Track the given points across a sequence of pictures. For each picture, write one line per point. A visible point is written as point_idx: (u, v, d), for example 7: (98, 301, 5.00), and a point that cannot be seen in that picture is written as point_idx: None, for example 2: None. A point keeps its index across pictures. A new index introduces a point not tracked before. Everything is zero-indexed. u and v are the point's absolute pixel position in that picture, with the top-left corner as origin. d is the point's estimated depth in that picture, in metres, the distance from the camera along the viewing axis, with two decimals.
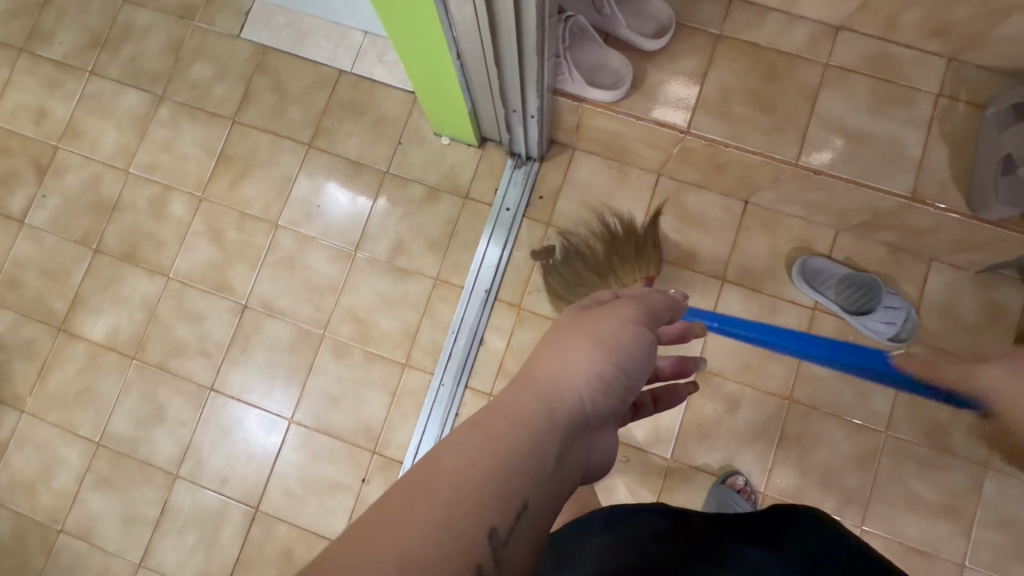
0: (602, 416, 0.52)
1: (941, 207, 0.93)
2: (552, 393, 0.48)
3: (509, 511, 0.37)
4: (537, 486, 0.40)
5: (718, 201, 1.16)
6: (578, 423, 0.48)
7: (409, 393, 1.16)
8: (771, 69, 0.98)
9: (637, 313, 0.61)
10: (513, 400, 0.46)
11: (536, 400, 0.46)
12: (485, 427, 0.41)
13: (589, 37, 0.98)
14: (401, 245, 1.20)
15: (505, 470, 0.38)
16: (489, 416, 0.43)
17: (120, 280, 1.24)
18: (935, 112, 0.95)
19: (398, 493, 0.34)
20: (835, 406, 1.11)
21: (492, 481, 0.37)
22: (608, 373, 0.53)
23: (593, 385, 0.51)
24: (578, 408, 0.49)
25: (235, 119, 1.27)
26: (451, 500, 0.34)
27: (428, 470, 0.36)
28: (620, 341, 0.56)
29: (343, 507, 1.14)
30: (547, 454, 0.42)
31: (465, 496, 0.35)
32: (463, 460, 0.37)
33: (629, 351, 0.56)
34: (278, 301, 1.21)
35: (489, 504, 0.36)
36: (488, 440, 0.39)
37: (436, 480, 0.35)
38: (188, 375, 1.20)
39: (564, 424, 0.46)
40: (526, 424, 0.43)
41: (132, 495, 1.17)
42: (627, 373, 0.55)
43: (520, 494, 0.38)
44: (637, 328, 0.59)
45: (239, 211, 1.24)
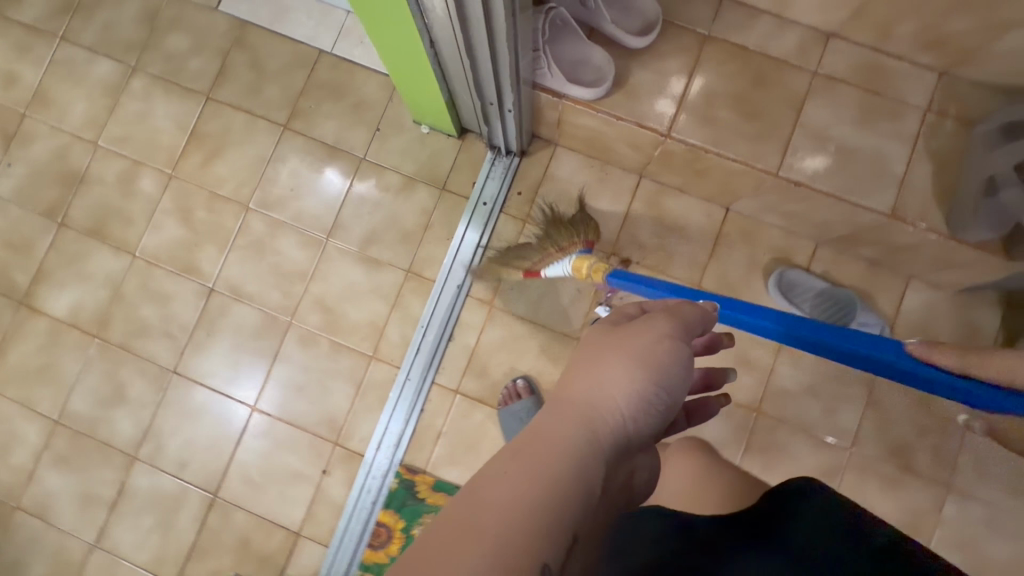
0: (648, 436, 0.49)
1: (920, 226, 0.91)
2: (592, 418, 0.45)
3: (558, 548, 0.36)
4: (584, 519, 0.39)
5: (699, 206, 1.14)
6: (621, 447, 0.45)
7: (375, 385, 1.15)
8: (758, 75, 0.95)
9: (679, 321, 0.55)
10: (551, 429, 0.43)
11: (576, 427, 0.44)
12: (526, 456, 0.40)
13: (571, 31, 0.95)
14: (374, 234, 1.18)
15: (549, 505, 0.37)
16: (525, 446, 0.41)
17: (85, 255, 1.21)
18: (922, 128, 0.92)
19: (442, 536, 0.34)
20: (801, 420, 1.10)
21: (535, 520, 0.36)
22: (652, 393, 0.49)
23: (637, 406, 0.48)
24: (622, 432, 0.46)
25: (209, 95, 1.23)
26: (494, 544, 0.34)
27: (468, 511, 0.36)
28: (664, 357, 0.51)
29: (302, 497, 1.13)
30: (593, 486, 0.40)
31: (511, 535, 0.34)
32: (505, 499, 0.36)
33: (675, 368, 0.51)
34: (246, 286, 1.18)
35: (537, 542, 0.35)
36: (528, 475, 0.38)
37: (478, 521, 0.35)
38: (150, 357, 1.17)
39: (607, 451, 0.44)
40: (568, 455, 0.41)
41: (91, 474, 1.15)
42: (673, 391, 0.50)
43: (568, 529, 0.37)
44: (681, 340, 0.53)
45: (210, 191, 1.21)
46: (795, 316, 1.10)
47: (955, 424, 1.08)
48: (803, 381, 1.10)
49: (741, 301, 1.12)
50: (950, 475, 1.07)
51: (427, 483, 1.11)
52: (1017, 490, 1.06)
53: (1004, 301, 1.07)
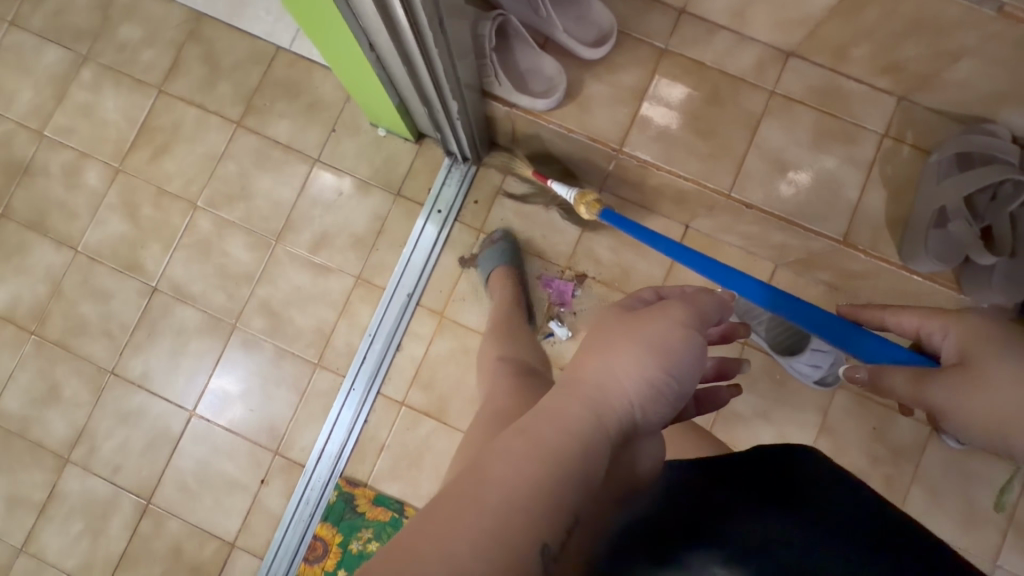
0: (658, 426, 0.47)
1: (871, 255, 0.90)
2: (601, 403, 0.42)
3: (559, 525, 0.35)
4: (587, 498, 0.38)
5: (658, 222, 1.11)
6: (625, 436, 0.43)
7: (318, 394, 1.11)
8: (714, 92, 0.92)
9: (693, 312, 0.51)
10: (559, 407, 0.41)
11: (583, 409, 0.41)
12: (532, 433, 0.38)
13: (522, 39, 0.92)
14: (325, 238, 1.15)
15: (553, 483, 0.35)
16: (534, 424, 0.39)
17: (24, 249, 1.17)
18: (877, 153, 0.90)
19: (445, 505, 0.33)
20: (752, 445, 1.08)
21: (539, 495, 0.34)
22: (665, 382, 0.45)
23: (647, 393, 0.44)
24: (629, 420, 0.43)
25: (162, 88, 1.20)
26: (500, 514, 0.33)
27: (474, 481, 0.34)
28: (679, 345, 0.47)
29: (239, 506, 1.09)
30: (599, 468, 0.39)
31: (516, 511, 0.33)
32: (512, 471, 0.35)
33: (689, 358, 0.47)
34: (190, 286, 1.14)
35: (539, 518, 0.34)
36: (536, 450, 0.37)
37: (484, 491, 0.34)
38: (87, 356, 1.14)
39: (614, 438, 0.42)
40: (577, 434, 0.39)
41: (20, 476, 1.11)
42: (686, 381, 0.47)
43: (570, 507, 0.36)
44: (693, 330, 0.49)
45: (157, 187, 1.17)
46: (750, 339, 1.08)
47: (907, 455, 1.06)
48: (756, 406, 1.08)
49: None
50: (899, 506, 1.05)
51: (367, 496, 1.08)
52: (967, 524, 1.04)
53: None
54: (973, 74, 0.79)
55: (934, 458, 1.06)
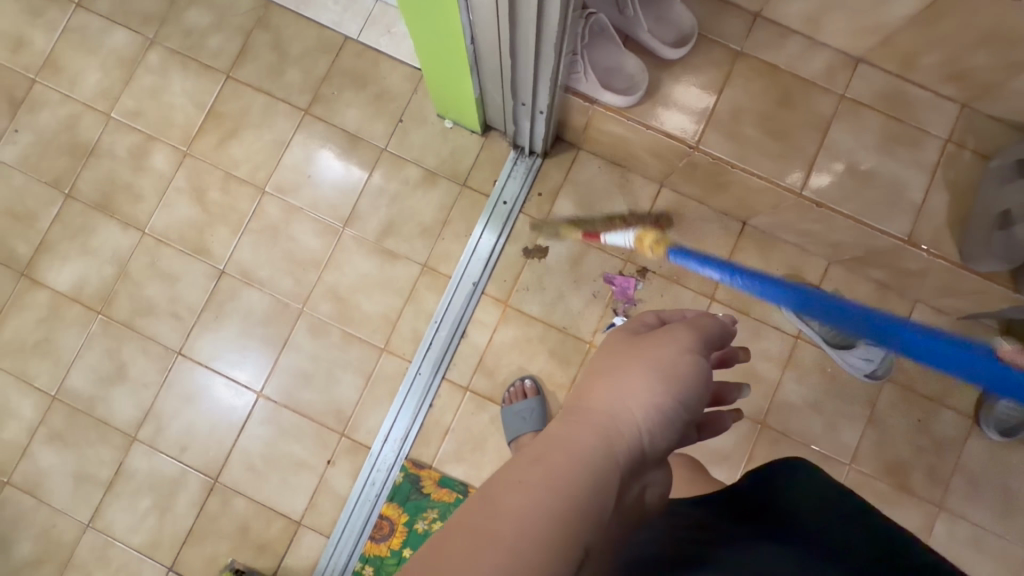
0: (663, 455, 0.46)
1: (932, 253, 0.94)
2: (611, 432, 0.42)
3: (571, 561, 0.34)
4: (598, 533, 0.37)
5: (716, 219, 1.15)
6: (635, 468, 0.43)
7: (384, 378, 1.14)
8: (786, 94, 0.96)
9: (701, 335, 0.52)
10: (569, 438, 0.41)
11: (595, 437, 0.41)
12: (544, 464, 0.37)
13: (608, 38, 0.97)
14: (392, 226, 1.17)
15: (565, 518, 0.34)
16: (547, 452, 0.38)
17: (90, 229, 1.18)
18: (941, 157, 0.95)
19: (457, 542, 0.31)
20: (803, 434, 1.12)
21: (552, 530, 0.33)
22: (674, 409, 0.46)
23: (655, 421, 0.45)
24: (638, 449, 0.43)
25: (229, 74, 1.21)
26: (511, 552, 0.31)
27: (483, 515, 0.33)
28: (686, 373, 0.48)
29: (305, 486, 1.12)
30: (609, 501, 0.38)
31: (526, 546, 0.32)
32: (526, 504, 0.34)
33: (696, 385, 0.48)
34: (258, 270, 1.17)
35: (550, 556, 0.33)
36: (550, 482, 0.35)
37: (496, 526, 0.32)
38: (155, 336, 1.16)
39: (624, 469, 0.41)
40: (588, 464, 0.38)
41: (86, 453, 1.13)
42: (689, 409, 0.48)
43: (582, 542, 0.35)
44: (701, 354, 0.51)
45: (224, 171, 1.19)
46: (804, 332, 1.13)
47: (950, 445, 1.11)
48: (807, 397, 1.13)
49: (752, 314, 1.14)
50: (942, 494, 1.10)
51: (432, 478, 1.11)
52: (1004, 512, 1.10)
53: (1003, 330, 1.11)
54: None
55: (976, 449, 1.11)
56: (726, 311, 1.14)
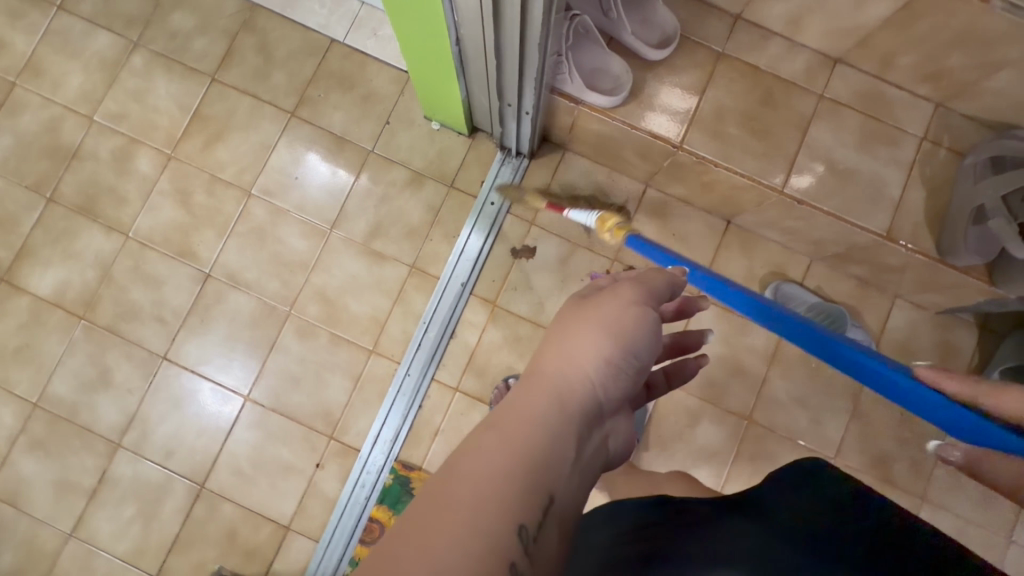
0: (620, 403, 0.49)
1: (911, 249, 0.96)
2: (562, 391, 0.45)
3: (535, 505, 0.37)
4: (559, 480, 0.40)
5: (701, 218, 1.17)
6: (592, 418, 0.45)
7: (373, 379, 1.14)
8: (768, 94, 0.98)
9: (644, 290, 0.55)
10: (521, 402, 0.43)
11: (546, 399, 0.43)
12: (501, 428, 0.40)
13: (593, 39, 0.98)
14: (379, 228, 1.17)
15: (522, 472, 0.37)
16: (500, 419, 0.41)
17: (73, 233, 1.17)
18: (918, 155, 0.97)
19: (420, 511, 0.34)
20: (790, 429, 1.14)
21: (509, 487, 0.36)
22: (622, 361, 0.49)
23: (607, 374, 0.48)
24: (590, 401, 0.46)
25: (215, 77, 1.21)
26: (472, 507, 0.34)
27: (446, 480, 0.36)
28: (631, 326, 0.50)
29: (294, 490, 1.11)
30: (566, 451, 0.41)
31: (487, 500, 0.35)
32: (483, 469, 0.37)
33: (642, 336, 0.51)
34: (244, 273, 1.16)
35: (512, 504, 0.36)
36: (504, 445, 0.39)
37: (455, 491, 0.35)
38: (140, 341, 1.14)
39: (578, 421, 0.44)
40: (542, 422, 0.41)
41: (69, 461, 1.11)
42: (639, 359, 0.50)
43: (541, 488, 0.38)
44: (645, 307, 0.53)
45: (210, 174, 1.18)
46: None
47: (933, 437, 1.13)
48: (792, 393, 1.14)
49: (737, 311, 1.16)
50: (925, 487, 1.12)
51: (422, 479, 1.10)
52: (986, 503, 1.12)
53: (980, 323, 1.14)
54: (1010, 84, 0.86)
55: None
56: (712, 309, 1.16)
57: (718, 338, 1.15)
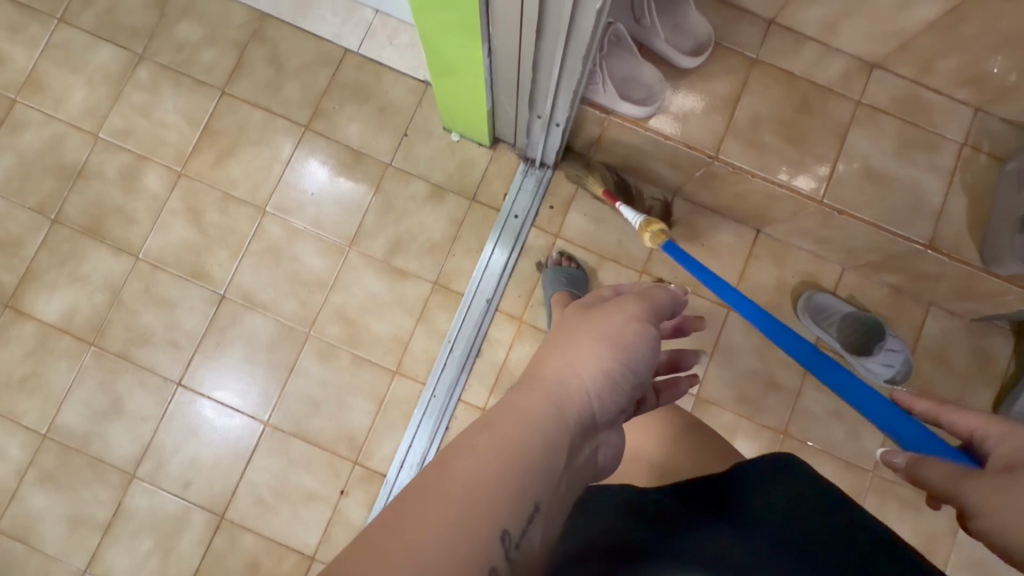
0: (614, 418, 0.45)
1: (955, 258, 0.94)
2: (561, 395, 0.41)
3: (522, 513, 0.33)
4: (549, 488, 0.36)
5: (731, 227, 1.14)
6: (586, 431, 0.41)
7: (398, 401, 1.10)
8: (804, 101, 0.95)
9: (647, 307, 0.52)
10: (517, 402, 0.39)
11: (544, 402, 0.40)
12: (497, 429, 0.36)
13: (624, 47, 0.95)
14: (400, 243, 1.13)
15: (515, 476, 0.33)
16: (498, 417, 0.37)
17: (79, 256, 1.12)
18: (958, 161, 0.95)
19: (404, 504, 0.30)
20: (827, 443, 1.11)
21: (499, 488, 0.32)
22: (620, 373, 0.45)
23: (605, 385, 0.44)
24: (588, 412, 0.42)
25: (224, 90, 1.16)
26: (460, 508, 0.30)
27: (434, 476, 0.32)
28: (633, 339, 0.47)
29: (318, 519, 1.07)
30: (559, 460, 0.37)
31: (475, 501, 0.31)
32: (478, 465, 0.33)
33: (641, 352, 0.47)
34: (260, 293, 1.12)
35: (500, 508, 0.32)
36: (499, 444, 0.34)
37: (442, 486, 0.31)
38: (153, 367, 1.10)
39: (574, 431, 0.40)
40: (537, 426, 0.37)
41: (80, 494, 1.07)
42: (636, 375, 0.47)
43: (532, 493, 0.34)
44: (647, 323, 0.50)
45: (222, 191, 1.14)
46: (822, 339, 1.12)
47: None
48: (827, 404, 1.12)
49: None
50: None
51: None
52: None
53: (1015, 330, 1.12)
54: None
55: None
56: (744, 321, 1.13)
57: (751, 351, 1.12)
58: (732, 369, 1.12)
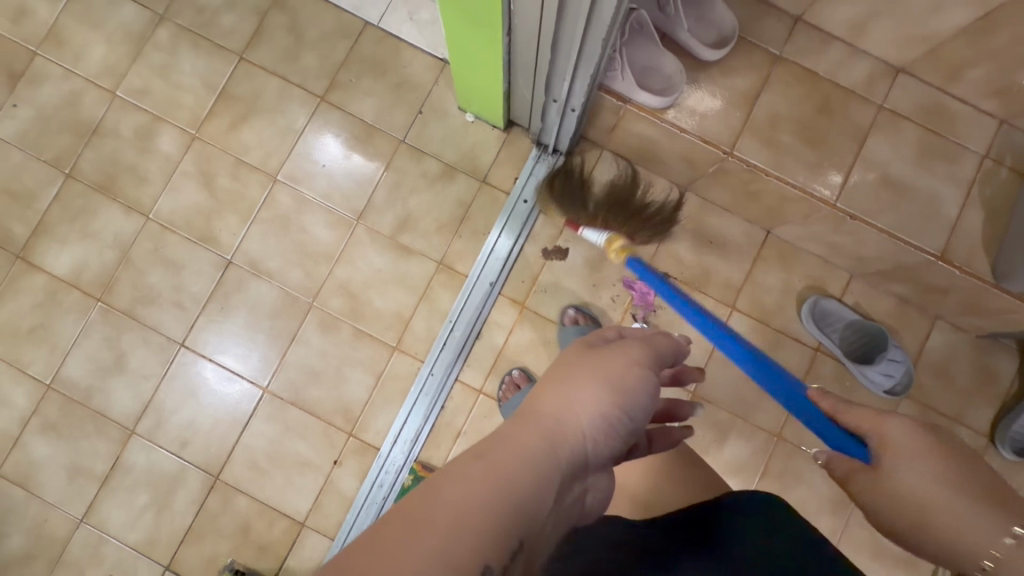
0: (605, 461, 0.44)
1: (966, 271, 0.92)
2: (556, 436, 0.40)
3: (504, 551, 0.33)
4: (534, 530, 0.35)
5: (740, 227, 1.13)
6: (575, 475, 0.41)
7: (395, 377, 1.11)
8: (825, 102, 0.94)
9: (652, 353, 0.50)
10: (512, 435, 0.38)
11: (538, 440, 0.39)
12: (489, 460, 0.35)
13: (646, 36, 0.94)
14: (408, 221, 1.13)
15: (499, 513, 0.33)
16: (490, 449, 0.36)
17: (91, 212, 1.13)
18: (977, 173, 0.93)
19: (391, 525, 0.30)
20: (820, 448, 1.11)
21: (488, 521, 0.32)
22: (618, 419, 0.44)
23: (601, 428, 0.43)
24: (581, 455, 0.41)
25: (243, 56, 1.16)
26: (445, 538, 0.30)
27: (421, 500, 0.32)
28: (635, 385, 0.45)
29: (311, 486, 1.08)
30: (546, 500, 0.36)
31: (459, 535, 0.31)
32: (465, 496, 0.32)
33: (642, 400, 0.46)
34: (266, 261, 1.12)
35: (483, 541, 0.31)
36: (490, 477, 0.34)
37: (430, 512, 0.31)
38: (157, 326, 1.11)
39: (564, 473, 0.39)
40: (528, 464, 0.36)
41: (81, 445, 1.09)
42: (633, 423, 0.45)
43: (516, 532, 0.33)
44: (649, 369, 0.48)
45: (234, 157, 1.14)
46: (823, 345, 1.11)
47: None
48: None
49: (773, 325, 1.12)
50: None
51: None
52: None
53: (1020, 349, 1.11)
54: None
55: None
56: (746, 321, 1.12)
57: None
58: (731, 368, 1.12)
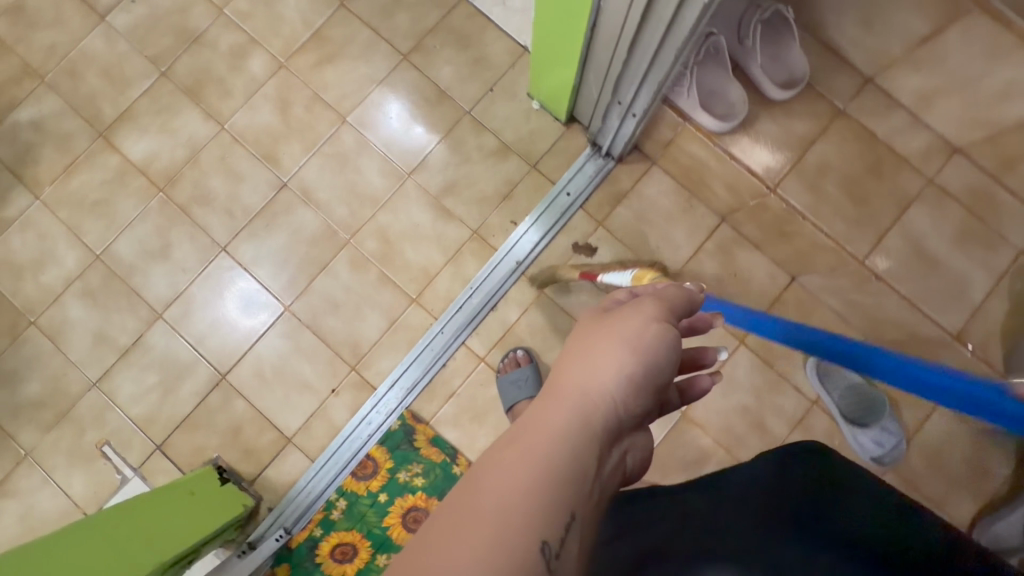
0: (641, 417, 0.43)
1: (978, 355, 0.97)
2: (586, 407, 0.40)
3: (555, 522, 0.33)
4: (583, 498, 0.35)
5: (767, 267, 1.11)
6: (614, 442, 0.40)
7: (407, 327, 1.16)
8: (877, 163, 0.96)
9: (665, 304, 0.50)
10: (540, 418, 0.39)
11: (566, 414, 0.39)
12: (521, 446, 0.36)
13: (719, 62, 1.01)
14: (454, 186, 1.19)
15: (541, 492, 0.33)
16: (520, 434, 0.37)
17: (174, 111, 1.23)
18: (1011, 267, 0.95)
19: (441, 527, 0.32)
20: None
21: (530, 499, 0.33)
22: (645, 376, 0.44)
23: (629, 390, 0.43)
24: (615, 420, 0.41)
25: (343, 3, 1.25)
26: (491, 526, 0.31)
27: (464, 496, 0.34)
28: (653, 342, 0.45)
29: (305, 407, 1.14)
30: (587, 467, 0.37)
31: (506, 521, 0.32)
32: (505, 482, 0.34)
33: (666, 352, 0.46)
34: (317, 191, 1.20)
35: (532, 520, 0.32)
36: (526, 459, 0.35)
37: (474, 505, 0.32)
38: (205, 227, 1.20)
39: (602, 441, 0.39)
40: (559, 439, 0.37)
41: (112, 317, 1.17)
42: (663, 376, 0.45)
43: (563, 504, 0.34)
44: (668, 321, 0.48)
45: (313, 91, 1.23)
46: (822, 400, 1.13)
47: None
48: None
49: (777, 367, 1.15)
50: None
51: (426, 435, 1.12)
52: None
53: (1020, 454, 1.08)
54: None
55: None
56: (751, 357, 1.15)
57: (749, 388, 1.14)
58: (726, 399, 1.14)
